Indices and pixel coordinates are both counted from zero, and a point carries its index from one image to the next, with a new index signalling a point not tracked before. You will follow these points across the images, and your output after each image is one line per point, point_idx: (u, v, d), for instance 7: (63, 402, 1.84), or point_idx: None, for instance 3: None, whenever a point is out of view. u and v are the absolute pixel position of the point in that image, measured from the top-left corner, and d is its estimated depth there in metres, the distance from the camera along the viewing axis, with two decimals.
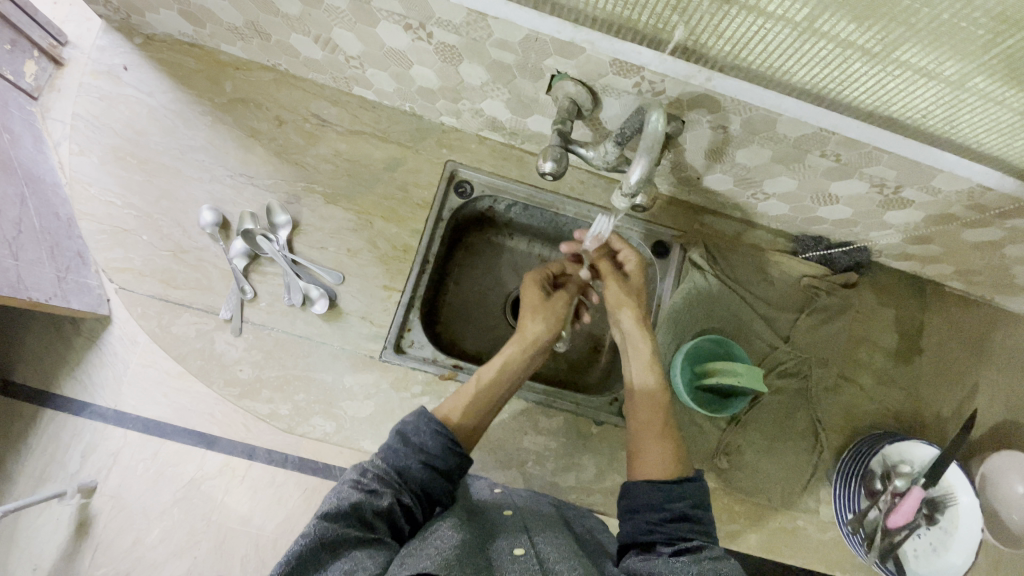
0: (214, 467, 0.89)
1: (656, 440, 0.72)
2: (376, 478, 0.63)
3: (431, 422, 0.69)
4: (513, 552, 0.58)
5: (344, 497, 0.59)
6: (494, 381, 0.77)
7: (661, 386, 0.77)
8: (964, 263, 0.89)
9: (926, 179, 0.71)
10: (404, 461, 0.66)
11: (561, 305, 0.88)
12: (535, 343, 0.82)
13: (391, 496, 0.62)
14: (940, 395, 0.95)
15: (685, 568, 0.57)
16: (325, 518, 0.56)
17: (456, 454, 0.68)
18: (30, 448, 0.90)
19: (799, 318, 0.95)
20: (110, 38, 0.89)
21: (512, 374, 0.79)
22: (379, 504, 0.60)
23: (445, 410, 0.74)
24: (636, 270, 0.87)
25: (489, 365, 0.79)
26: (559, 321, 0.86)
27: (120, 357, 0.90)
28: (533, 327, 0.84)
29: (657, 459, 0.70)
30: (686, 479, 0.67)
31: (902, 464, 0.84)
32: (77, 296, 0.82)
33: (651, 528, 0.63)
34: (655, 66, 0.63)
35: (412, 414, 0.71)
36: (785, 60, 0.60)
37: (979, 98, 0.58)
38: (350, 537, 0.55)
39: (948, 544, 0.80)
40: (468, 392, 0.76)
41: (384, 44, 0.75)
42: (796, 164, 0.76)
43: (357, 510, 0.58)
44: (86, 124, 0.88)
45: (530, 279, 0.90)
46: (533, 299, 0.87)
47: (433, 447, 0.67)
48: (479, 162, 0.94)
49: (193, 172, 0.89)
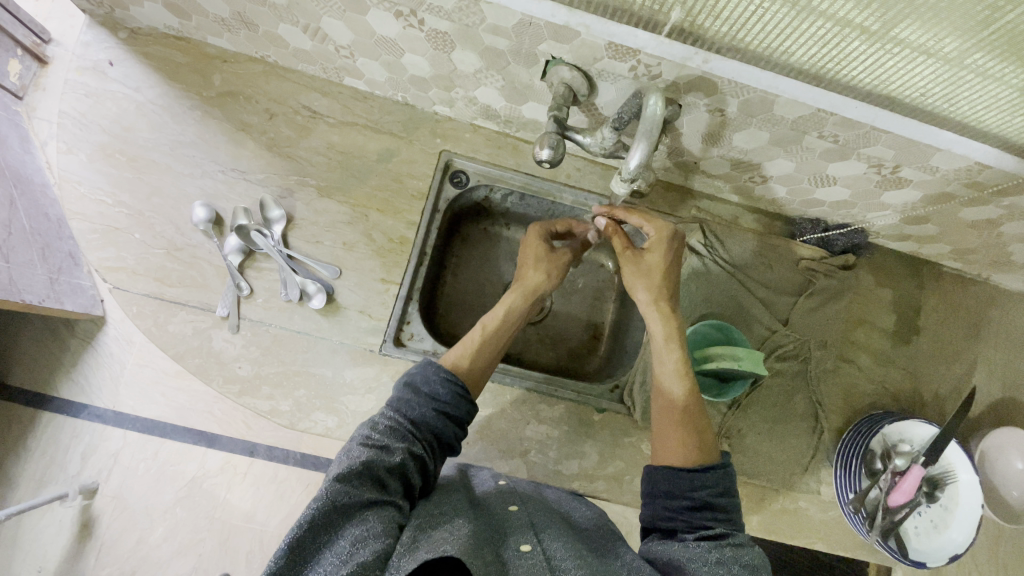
0: (215, 465, 0.88)
1: (676, 427, 0.68)
2: (388, 431, 0.63)
3: (439, 371, 0.69)
4: (519, 549, 0.58)
5: (355, 457, 0.59)
6: (498, 329, 0.77)
7: (680, 390, 0.70)
8: (961, 241, 0.90)
9: (924, 158, 0.70)
10: (417, 411, 0.66)
11: (566, 257, 0.85)
12: (536, 292, 0.81)
13: (404, 450, 0.62)
14: (938, 374, 0.96)
15: (703, 555, 0.57)
16: (339, 480, 0.56)
17: (466, 401, 0.69)
18: (31, 449, 0.90)
19: (798, 300, 0.94)
20: (94, 33, 0.88)
21: (515, 321, 0.79)
22: (391, 461, 0.60)
23: (452, 359, 0.73)
24: (653, 242, 0.77)
25: (492, 314, 0.78)
26: (564, 271, 0.85)
27: (116, 359, 0.88)
28: (534, 277, 0.82)
29: (675, 445, 0.67)
30: (709, 467, 0.65)
31: (902, 443, 0.85)
32: (71, 297, 0.80)
33: (671, 515, 0.63)
34: (652, 49, 0.63)
35: (419, 365, 0.71)
36: (783, 40, 0.59)
37: (977, 75, 0.57)
38: (363, 500, 0.56)
39: (948, 521, 0.81)
40: (473, 341, 0.75)
41: (375, 33, 0.74)
42: (794, 146, 0.76)
43: (370, 469, 0.58)
44: (73, 122, 0.86)
45: (535, 229, 0.86)
46: (535, 251, 0.84)
47: (445, 396, 0.68)
48: (474, 151, 0.93)
49: (183, 168, 0.87)
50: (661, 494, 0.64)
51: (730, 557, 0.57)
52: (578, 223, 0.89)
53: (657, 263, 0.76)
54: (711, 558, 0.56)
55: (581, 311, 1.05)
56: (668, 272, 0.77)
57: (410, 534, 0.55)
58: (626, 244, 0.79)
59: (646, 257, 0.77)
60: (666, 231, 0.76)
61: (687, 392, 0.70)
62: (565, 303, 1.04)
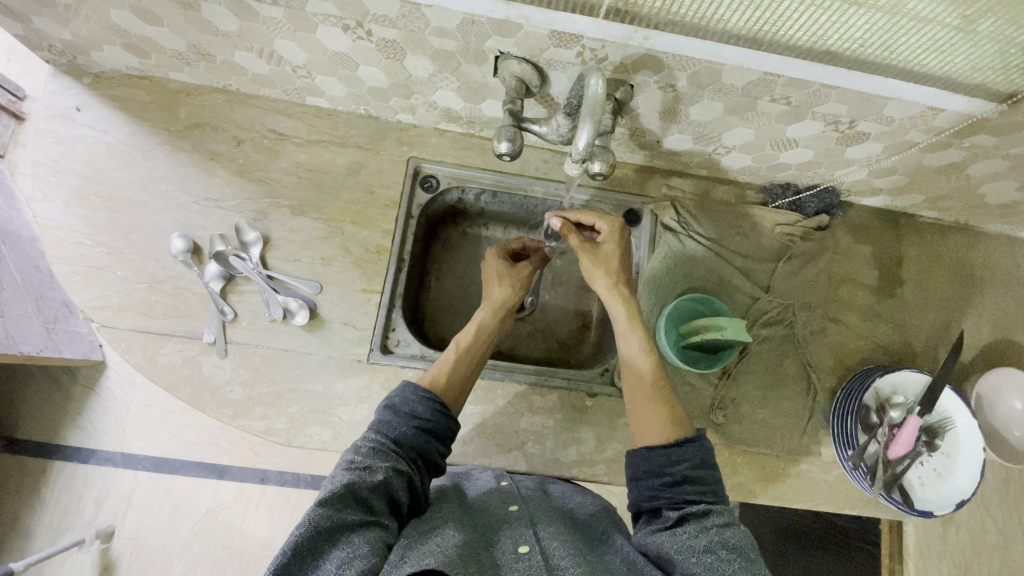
0: (228, 496, 0.96)
1: (651, 405, 0.69)
2: (370, 452, 0.63)
3: (418, 391, 0.70)
4: (517, 550, 0.58)
5: (337, 480, 0.58)
6: (473, 342, 0.78)
7: (652, 369, 0.72)
8: (932, 189, 0.90)
9: (877, 108, 0.71)
10: (397, 430, 0.66)
11: (526, 271, 0.88)
12: (505, 306, 0.83)
13: (387, 468, 0.62)
14: (926, 323, 0.96)
15: (689, 543, 0.57)
16: (321, 505, 0.56)
17: (446, 416, 0.70)
18: (50, 493, 0.96)
19: (777, 267, 0.95)
20: (59, 81, 0.90)
21: (489, 336, 0.81)
22: (373, 480, 0.60)
23: (429, 378, 0.74)
24: (607, 235, 0.80)
25: (465, 331, 0.80)
26: (527, 284, 0.87)
27: (119, 402, 0.95)
28: (500, 292, 0.84)
29: (654, 422, 0.68)
30: (686, 440, 0.65)
31: (895, 395, 0.85)
32: (68, 345, 0.86)
33: (654, 495, 0.63)
34: (592, 32, 0.64)
35: (399, 387, 0.72)
36: (716, 9, 0.60)
37: (911, 21, 0.58)
38: (347, 523, 0.56)
39: (952, 468, 0.81)
40: (449, 359, 0.76)
41: (327, 49, 0.76)
42: (749, 113, 0.77)
43: (353, 491, 0.58)
44: (46, 170, 0.87)
45: (491, 253, 0.89)
46: (496, 268, 0.87)
47: (424, 413, 0.69)
48: (441, 155, 0.94)
49: (158, 203, 0.89)
50: (643, 476, 0.64)
51: (717, 542, 0.56)
52: (531, 241, 0.93)
53: (614, 251, 0.80)
54: (697, 547, 0.56)
55: (567, 301, 1.06)
56: (624, 259, 0.80)
57: (398, 552, 0.56)
58: (582, 239, 0.81)
59: (603, 246, 0.80)
60: (618, 223, 0.80)
61: (654, 366, 0.72)
62: (550, 294, 1.05)
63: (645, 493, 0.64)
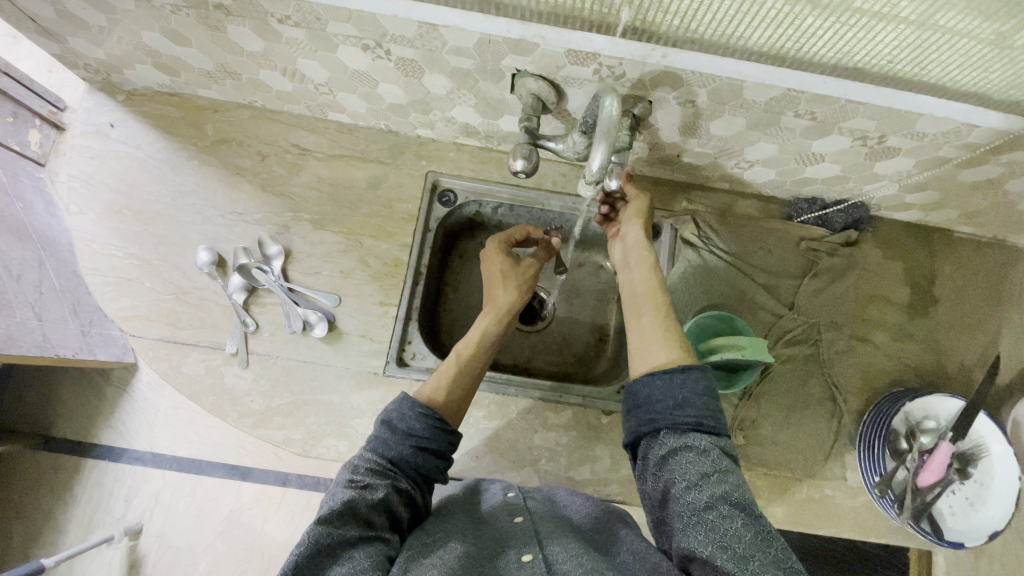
0: (250, 498, 0.97)
1: (655, 332, 0.69)
2: (368, 470, 0.64)
3: (415, 407, 0.70)
4: (521, 559, 0.58)
5: (337, 498, 0.59)
6: (475, 354, 0.78)
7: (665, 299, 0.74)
8: (968, 205, 0.87)
9: (908, 124, 0.69)
10: (394, 449, 0.67)
11: (530, 269, 0.89)
12: (510, 311, 0.84)
13: (386, 486, 0.63)
14: (962, 345, 0.92)
15: (690, 499, 0.56)
16: (321, 523, 0.57)
17: (444, 432, 0.69)
18: (82, 490, 1.00)
19: (801, 284, 0.92)
20: (95, 99, 0.94)
21: (492, 343, 0.81)
22: (374, 498, 0.61)
23: (427, 393, 0.73)
24: None
25: (467, 341, 0.80)
26: (529, 286, 0.88)
27: (150, 403, 0.97)
28: (506, 297, 0.85)
29: (662, 349, 0.68)
30: (698, 393, 0.62)
31: (926, 421, 0.81)
32: (103, 348, 0.84)
33: (653, 418, 0.63)
34: (609, 51, 0.64)
35: (395, 400, 0.71)
36: (735, 26, 0.59)
37: (945, 35, 0.55)
38: (348, 539, 0.56)
39: (984, 497, 0.77)
40: (448, 373, 0.76)
41: (348, 67, 0.77)
42: (773, 128, 0.75)
43: (353, 508, 0.59)
44: (82, 184, 0.92)
45: (493, 248, 0.89)
46: (499, 268, 0.87)
47: (421, 430, 0.68)
48: (459, 169, 0.95)
49: (186, 216, 0.91)
50: (645, 403, 0.64)
51: (718, 497, 0.55)
52: (534, 229, 0.93)
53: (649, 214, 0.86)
54: (698, 504, 0.55)
55: (584, 314, 1.04)
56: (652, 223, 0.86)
57: (400, 566, 0.57)
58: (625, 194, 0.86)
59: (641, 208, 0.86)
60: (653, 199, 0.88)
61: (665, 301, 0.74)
62: (568, 308, 1.04)
63: (644, 419, 0.64)
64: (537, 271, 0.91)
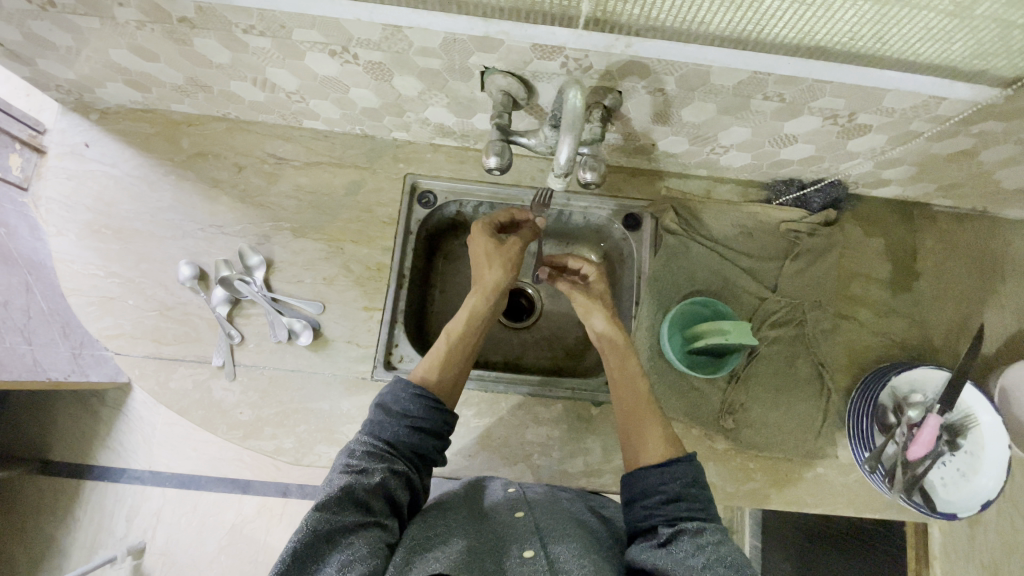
0: (251, 510, 1.08)
1: (637, 434, 0.73)
2: (365, 455, 0.64)
3: (409, 388, 0.71)
4: (523, 556, 0.59)
5: (334, 485, 0.60)
6: (464, 332, 0.80)
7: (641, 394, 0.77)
8: (945, 178, 0.87)
9: (877, 100, 0.69)
10: (391, 430, 0.67)
11: (516, 246, 0.88)
12: (497, 289, 0.84)
13: (384, 470, 0.63)
14: (946, 318, 0.93)
15: (687, 560, 0.58)
16: (319, 510, 0.57)
17: (439, 412, 0.71)
18: (83, 513, 1.08)
19: (784, 264, 0.92)
20: (69, 119, 0.93)
21: (482, 320, 0.83)
22: (370, 483, 0.61)
23: (421, 373, 0.75)
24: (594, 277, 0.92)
25: (457, 320, 0.81)
26: (517, 262, 0.87)
27: (146, 423, 1.09)
28: (492, 275, 0.85)
29: (651, 444, 0.72)
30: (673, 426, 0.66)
31: (913, 394, 0.82)
32: (92, 369, 0.96)
33: (649, 514, 0.65)
34: (574, 43, 0.64)
35: (390, 385, 0.72)
36: (695, 12, 0.59)
37: (905, 10, 0.55)
38: (346, 524, 0.57)
39: (975, 467, 0.77)
40: (439, 352, 0.77)
41: (317, 74, 0.77)
42: (743, 112, 0.75)
43: (350, 493, 0.59)
44: (58, 205, 0.90)
45: (478, 228, 0.89)
46: (485, 248, 0.87)
47: (416, 411, 0.69)
48: (437, 170, 0.95)
49: (165, 232, 0.91)
50: None
51: (714, 560, 0.58)
52: (519, 211, 0.92)
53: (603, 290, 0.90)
54: (696, 564, 0.57)
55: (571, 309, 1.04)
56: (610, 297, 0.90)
57: (399, 554, 0.57)
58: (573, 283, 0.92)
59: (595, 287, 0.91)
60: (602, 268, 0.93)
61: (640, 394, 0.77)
62: (553, 303, 1.04)
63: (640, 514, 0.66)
64: (525, 248, 0.90)
